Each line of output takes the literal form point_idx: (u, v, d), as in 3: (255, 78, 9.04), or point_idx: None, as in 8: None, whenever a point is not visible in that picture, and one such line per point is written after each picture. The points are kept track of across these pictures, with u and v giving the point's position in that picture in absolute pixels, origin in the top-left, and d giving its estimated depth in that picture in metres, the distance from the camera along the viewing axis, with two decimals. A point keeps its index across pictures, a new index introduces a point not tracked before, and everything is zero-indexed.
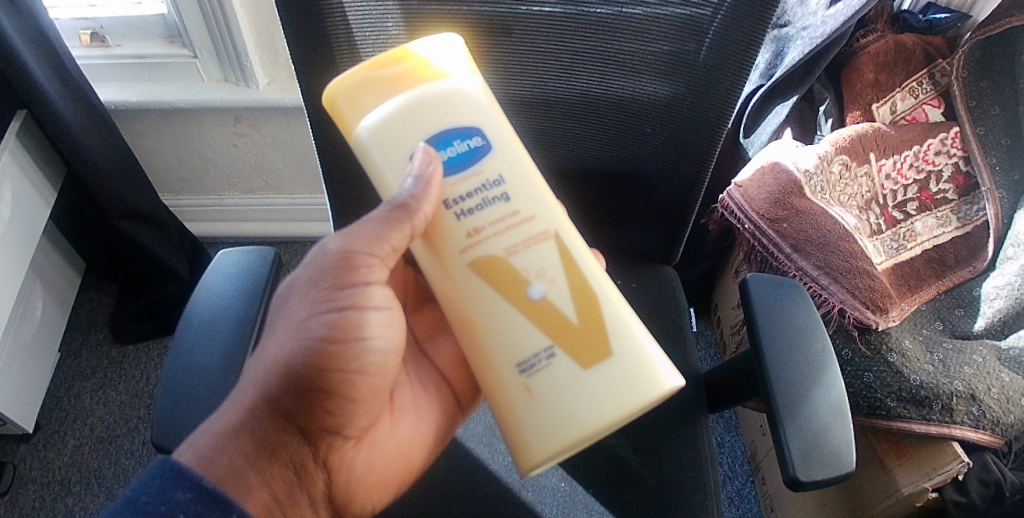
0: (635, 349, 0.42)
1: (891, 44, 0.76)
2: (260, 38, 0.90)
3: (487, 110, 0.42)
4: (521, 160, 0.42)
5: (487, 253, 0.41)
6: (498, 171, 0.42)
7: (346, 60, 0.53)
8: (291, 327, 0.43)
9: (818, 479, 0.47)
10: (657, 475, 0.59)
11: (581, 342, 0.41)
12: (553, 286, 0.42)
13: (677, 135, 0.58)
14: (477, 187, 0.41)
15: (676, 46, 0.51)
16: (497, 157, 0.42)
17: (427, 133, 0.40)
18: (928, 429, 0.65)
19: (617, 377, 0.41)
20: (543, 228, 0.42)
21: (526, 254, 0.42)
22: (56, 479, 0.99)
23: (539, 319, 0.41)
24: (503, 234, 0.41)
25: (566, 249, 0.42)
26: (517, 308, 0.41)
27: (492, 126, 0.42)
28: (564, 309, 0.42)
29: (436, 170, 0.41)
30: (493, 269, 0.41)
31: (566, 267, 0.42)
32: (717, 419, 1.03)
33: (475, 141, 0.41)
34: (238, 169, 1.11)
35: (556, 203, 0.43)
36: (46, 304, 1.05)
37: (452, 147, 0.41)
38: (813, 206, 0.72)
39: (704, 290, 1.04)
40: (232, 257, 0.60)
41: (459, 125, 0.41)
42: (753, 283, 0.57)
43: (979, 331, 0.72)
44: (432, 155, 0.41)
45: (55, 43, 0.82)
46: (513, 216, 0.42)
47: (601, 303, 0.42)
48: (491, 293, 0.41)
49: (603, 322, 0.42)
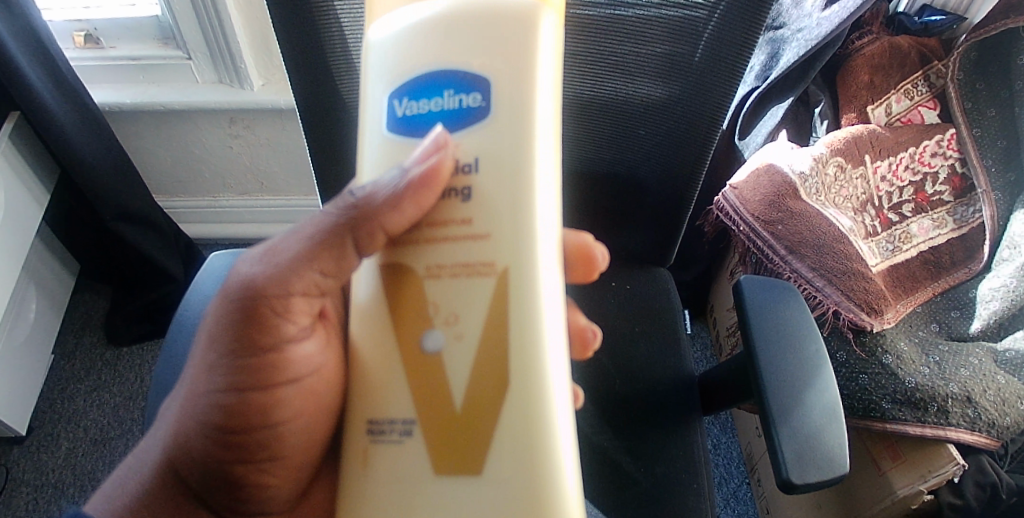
0: (517, 475, 0.33)
1: (886, 46, 0.76)
2: (254, 39, 0.90)
3: (511, 62, 0.35)
4: (513, 142, 0.35)
5: (410, 266, 0.36)
6: (474, 154, 0.35)
7: (337, 61, 0.53)
8: (193, 397, 0.39)
9: (811, 482, 0.47)
10: (651, 479, 0.59)
11: (455, 427, 0.34)
12: (457, 343, 0.34)
13: (672, 137, 0.57)
14: (438, 164, 0.36)
15: (671, 47, 0.51)
16: (484, 130, 0.35)
17: (423, 67, 0.36)
18: (923, 432, 0.65)
19: (468, 498, 0.33)
20: (487, 259, 0.35)
21: (450, 279, 0.35)
22: (50, 481, 0.99)
23: (423, 376, 0.35)
24: (435, 247, 0.36)
25: (497, 302, 0.34)
26: (406, 349, 0.35)
27: (502, 85, 0.35)
28: (456, 377, 0.34)
29: (410, 119, 0.36)
30: (406, 292, 0.36)
31: (484, 326, 0.34)
32: (713, 421, 1.03)
33: (472, 98, 0.35)
34: (233, 170, 1.11)
35: (524, 228, 0.35)
36: (40, 306, 1.04)
37: (437, 99, 0.36)
38: (808, 207, 0.72)
39: (700, 292, 1.04)
40: (226, 259, 0.59)
41: (460, 71, 0.35)
42: (746, 286, 0.56)
43: (975, 333, 0.72)
44: (415, 104, 0.36)
45: (47, 44, 0.82)
46: (461, 223, 0.35)
47: (513, 388, 0.33)
48: (390, 319, 0.36)
49: (493, 418, 0.33)
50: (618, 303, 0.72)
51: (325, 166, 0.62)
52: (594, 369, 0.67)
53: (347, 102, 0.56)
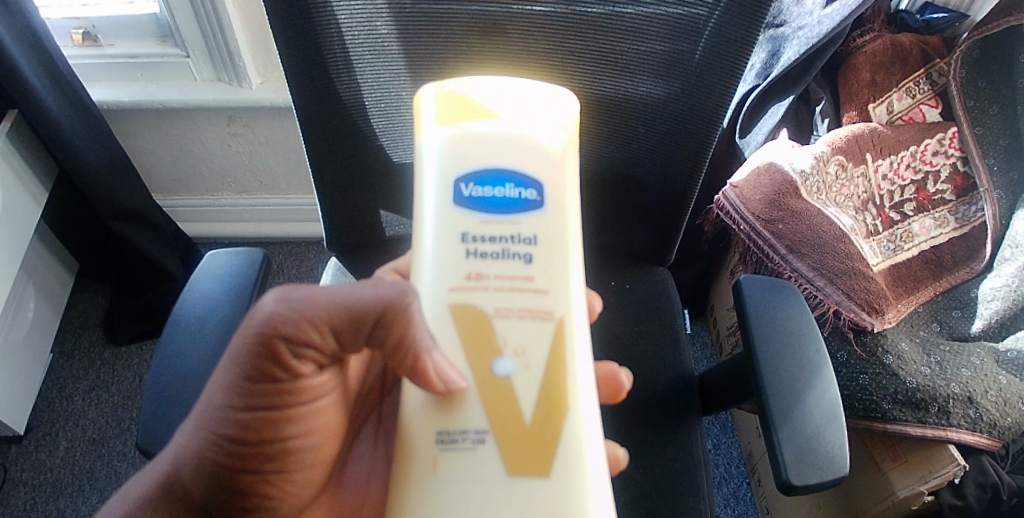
0: (576, 482, 0.37)
1: (888, 43, 0.75)
2: (252, 37, 0.89)
3: (555, 172, 0.43)
4: (561, 231, 0.42)
5: (476, 304, 0.39)
6: (534, 231, 0.41)
7: (335, 58, 0.53)
8: (207, 413, 0.38)
9: (812, 484, 0.47)
10: (649, 480, 0.58)
11: (525, 440, 0.37)
12: (526, 369, 0.38)
13: (671, 135, 0.57)
14: (503, 234, 0.41)
15: (672, 45, 0.51)
16: (537, 217, 0.41)
17: (487, 163, 0.42)
18: (924, 433, 0.64)
19: (539, 501, 0.36)
20: (547, 306, 0.40)
21: (515, 320, 0.39)
22: (48, 480, 0.99)
23: (492, 395, 0.38)
24: (501, 291, 0.40)
25: (557, 341, 0.39)
26: (476, 375, 0.38)
27: (551, 186, 0.42)
28: (523, 399, 0.38)
29: (473, 200, 0.41)
30: (476, 328, 0.39)
31: (549, 357, 0.39)
32: (714, 420, 1.03)
33: (529, 192, 0.42)
34: (231, 168, 1.10)
35: (571, 290, 0.41)
36: (38, 305, 1.04)
37: (501, 188, 0.41)
38: (809, 206, 0.72)
39: (700, 291, 1.04)
40: (221, 260, 0.59)
41: (519, 171, 0.42)
42: (746, 286, 0.56)
43: (975, 333, 0.71)
44: (478, 187, 0.41)
45: (44, 42, 0.81)
46: (524, 280, 0.40)
47: (568, 411, 0.39)
48: (457, 344, 0.39)
49: (555, 434, 0.38)
50: (618, 302, 0.71)
51: (323, 164, 0.62)
52: None
53: (344, 99, 0.56)
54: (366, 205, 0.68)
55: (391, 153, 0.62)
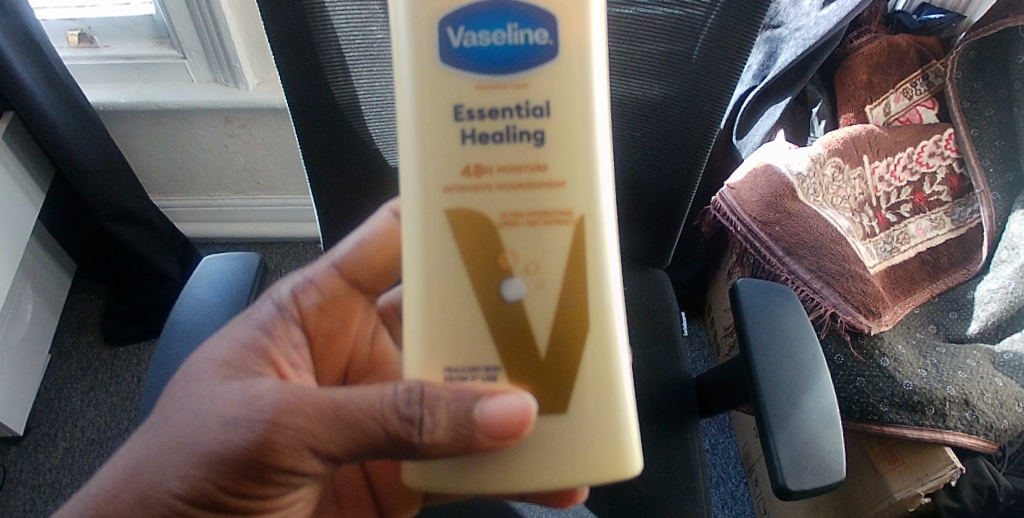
0: (602, 408, 0.35)
1: (885, 45, 0.75)
2: (249, 38, 0.89)
3: (569, 21, 0.34)
4: (582, 107, 0.34)
5: (482, 200, 0.34)
6: (543, 99, 0.34)
7: (330, 63, 0.54)
8: (147, 493, 0.37)
9: (808, 489, 0.46)
10: (647, 482, 0.58)
11: (540, 365, 0.35)
12: (539, 282, 0.35)
13: (668, 139, 0.57)
14: (506, 109, 0.34)
15: (670, 46, 0.51)
16: (546, 85, 0.34)
17: (480, 4, 0.33)
18: (921, 435, 0.64)
19: (558, 433, 0.34)
20: (563, 204, 0.34)
21: (524, 223, 0.34)
22: (46, 481, 0.99)
23: (501, 306, 0.35)
24: (508, 186, 0.34)
25: (579, 241, 0.35)
26: (481, 286, 0.35)
27: (568, 39, 0.34)
28: (535, 307, 0.35)
29: (465, 55, 0.34)
30: (479, 230, 0.34)
31: (563, 255, 0.35)
32: (711, 420, 1.03)
33: (532, 50, 0.34)
34: (229, 169, 1.11)
35: (594, 178, 0.35)
36: (36, 305, 1.04)
37: (497, 46, 0.33)
38: (805, 208, 0.71)
39: (697, 291, 1.03)
40: (217, 264, 0.59)
41: (523, 20, 0.33)
42: (742, 290, 0.56)
43: (973, 335, 0.71)
44: (472, 46, 0.33)
45: (40, 43, 0.81)
46: (533, 169, 0.34)
47: (589, 313, 0.35)
48: (461, 246, 0.35)
49: (580, 352, 0.35)
50: None
51: (319, 166, 0.62)
52: None
53: (339, 104, 0.57)
54: (363, 207, 0.68)
55: (387, 157, 0.63)
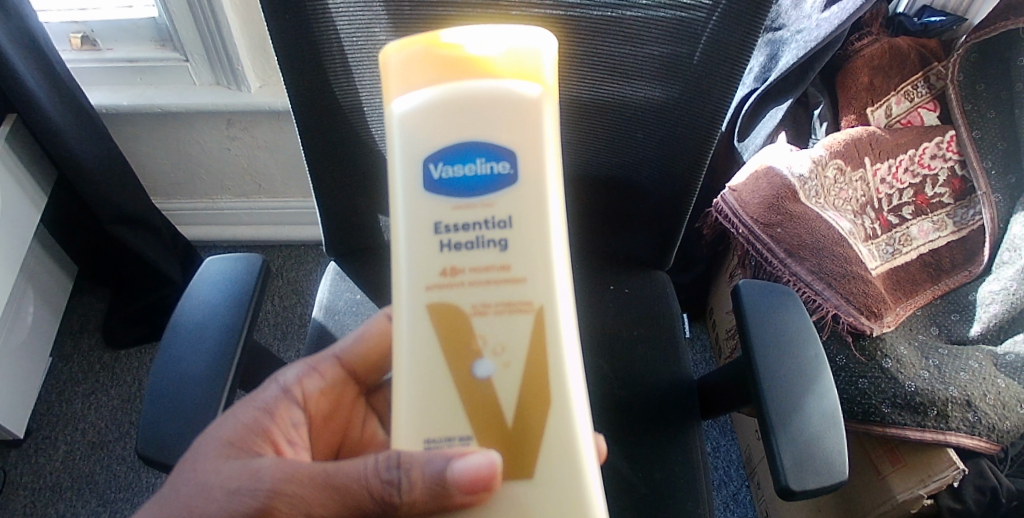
0: (565, 490, 0.34)
1: (886, 47, 0.75)
2: (252, 40, 0.89)
3: (535, 137, 0.35)
4: (545, 217, 0.36)
5: (454, 300, 0.35)
6: (508, 212, 0.35)
7: (333, 64, 0.54)
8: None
9: (810, 488, 0.46)
10: (650, 485, 0.58)
11: (508, 448, 0.34)
12: (507, 371, 0.35)
13: (669, 141, 0.57)
14: (475, 221, 0.35)
15: (671, 48, 0.51)
16: (513, 196, 0.35)
17: (454, 131, 0.35)
18: (923, 436, 0.64)
19: (524, 505, 0.34)
20: (526, 299, 0.35)
21: (492, 319, 0.35)
22: (47, 484, 0.99)
23: (472, 398, 0.35)
24: (478, 286, 0.35)
25: (541, 335, 0.35)
26: (454, 381, 0.35)
27: (531, 159, 0.35)
28: (504, 397, 0.35)
29: (441, 173, 0.35)
30: (451, 327, 0.35)
31: (530, 351, 0.35)
32: (713, 423, 1.03)
33: (503, 163, 0.35)
34: (231, 172, 1.11)
35: (558, 279, 0.36)
36: (38, 308, 1.04)
37: (470, 163, 0.35)
38: (808, 210, 0.71)
39: (699, 294, 1.04)
40: (219, 266, 0.59)
41: (492, 139, 0.35)
42: (745, 291, 0.56)
43: (974, 336, 0.71)
44: (446, 163, 0.35)
45: (43, 46, 0.81)
46: (500, 271, 0.35)
47: (554, 406, 0.35)
48: (435, 343, 0.35)
49: (543, 436, 0.34)
50: (619, 306, 0.71)
51: (322, 168, 0.62)
52: (592, 374, 0.66)
53: (344, 106, 0.57)
54: (365, 209, 0.68)
55: None
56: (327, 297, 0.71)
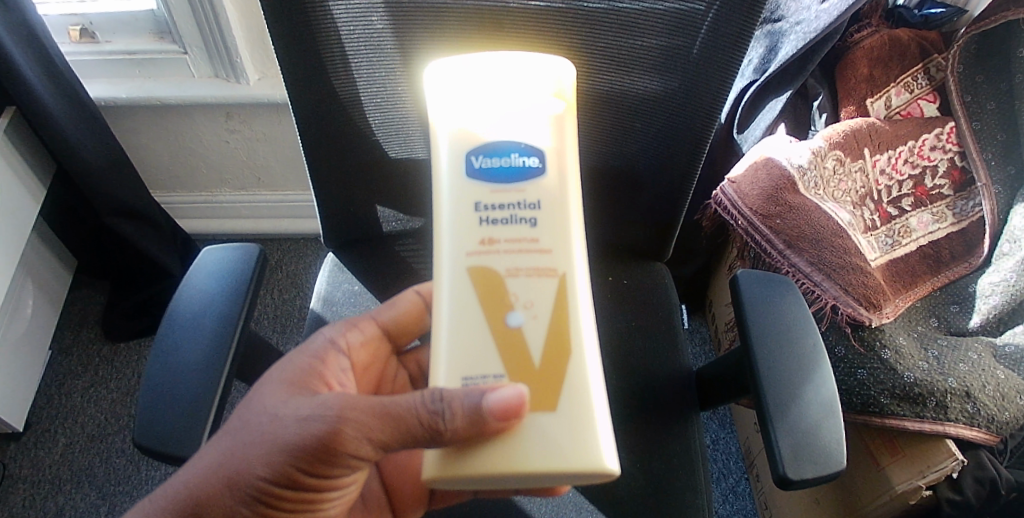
0: (582, 420, 0.38)
1: (886, 38, 0.75)
2: (250, 33, 0.89)
3: (558, 141, 0.43)
4: (565, 205, 0.42)
5: (492, 265, 0.40)
6: (537, 198, 0.42)
7: (328, 53, 0.54)
8: (236, 478, 0.39)
9: (808, 478, 0.46)
10: (649, 473, 0.58)
11: (534, 385, 0.38)
12: (535, 321, 0.40)
13: (667, 131, 0.57)
14: (510, 203, 0.41)
15: (668, 41, 0.51)
16: (541, 185, 0.42)
17: (495, 133, 0.42)
18: (922, 427, 0.65)
19: (547, 431, 0.37)
20: (551, 265, 0.41)
21: (522, 279, 0.40)
22: (46, 477, 0.99)
23: (505, 342, 0.39)
24: (511, 253, 0.40)
25: (564, 295, 0.40)
26: (490, 329, 0.39)
27: (555, 157, 0.42)
28: (532, 343, 0.39)
29: (482, 166, 0.41)
30: (487, 286, 0.40)
31: (555, 306, 0.40)
32: (712, 416, 1.03)
33: (533, 159, 0.42)
34: (229, 165, 1.11)
35: (577, 252, 0.42)
36: (37, 301, 1.04)
37: (507, 156, 0.41)
38: (806, 201, 0.71)
39: (698, 286, 1.03)
40: (217, 255, 0.59)
41: (524, 140, 0.42)
42: (743, 282, 0.56)
43: (974, 328, 0.71)
44: (487, 157, 0.41)
45: (41, 37, 0.81)
46: (530, 242, 0.41)
47: (573, 353, 0.40)
48: (474, 299, 0.40)
49: (565, 375, 0.39)
50: (617, 296, 0.71)
51: (320, 158, 0.62)
52: None
53: (341, 97, 0.57)
54: (363, 199, 0.67)
55: (386, 148, 0.62)
56: (326, 288, 0.71)
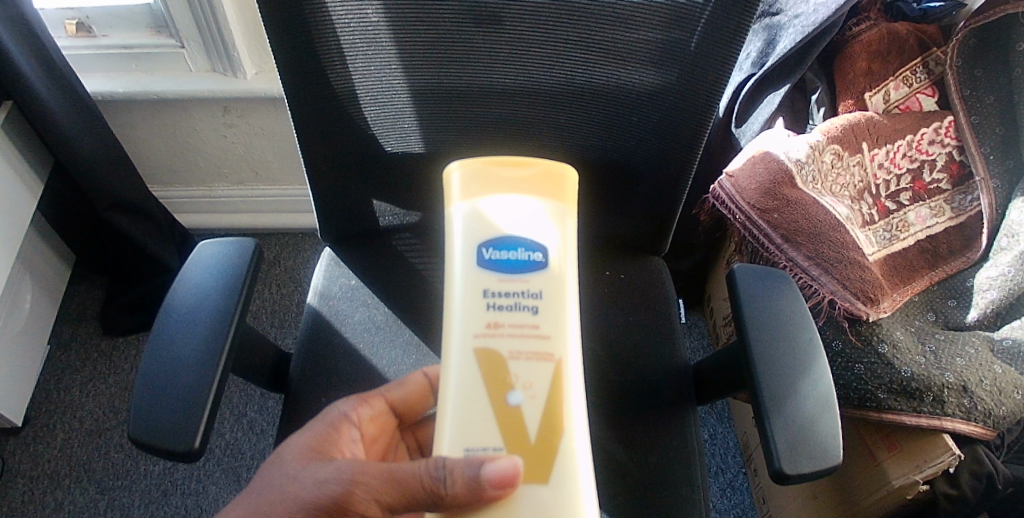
0: (572, 501, 0.37)
1: (884, 32, 0.75)
2: (247, 27, 0.89)
3: (563, 238, 0.42)
4: (568, 297, 0.41)
5: (496, 348, 0.39)
6: (541, 287, 0.40)
7: (322, 45, 0.53)
8: None
9: (805, 473, 0.46)
10: (646, 468, 0.58)
11: (529, 465, 0.37)
12: (534, 403, 0.38)
13: (664, 124, 0.57)
14: (516, 290, 0.40)
15: (666, 34, 0.50)
16: (546, 275, 0.41)
17: (505, 225, 0.41)
18: (918, 422, 0.64)
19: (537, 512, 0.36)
20: (552, 351, 0.39)
21: (525, 364, 0.39)
22: (45, 472, 0.99)
23: (504, 424, 0.38)
24: (516, 338, 0.39)
25: (563, 381, 0.39)
26: (490, 409, 0.38)
27: (560, 251, 0.42)
28: (531, 425, 0.38)
29: (490, 255, 0.40)
30: (491, 368, 0.39)
31: (554, 390, 0.39)
32: (710, 410, 1.03)
33: (538, 252, 0.41)
34: (227, 159, 1.11)
35: (576, 340, 0.41)
36: (35, 295, 1.04)
37: (514, 248, 0.40)
38: (804, 196, 0.71)
39: (696, 281, 1.03)
40: (213, 250, 0.59)
41: (532, 233, 0.41)
42: (740, 276, 0.56)
43: (971, 323, 0.71)
44: (495, 247, 0.40)
45: (38, 32, 0.81)
46: (534, 329, 0.39)
47: (570, 437, 0.39)
48: (477, 381, 0.38)
49: (559, 458, 0.38)
50: (614, 291, 0.71)
51: (316, 152, 0.61)
52: (589, 360, 0.66)
53: (336, 90, 0.56)
54: (359, 193, 0.67)
55: (382, 142, 0.62)
56: (322, 283, 0.71)
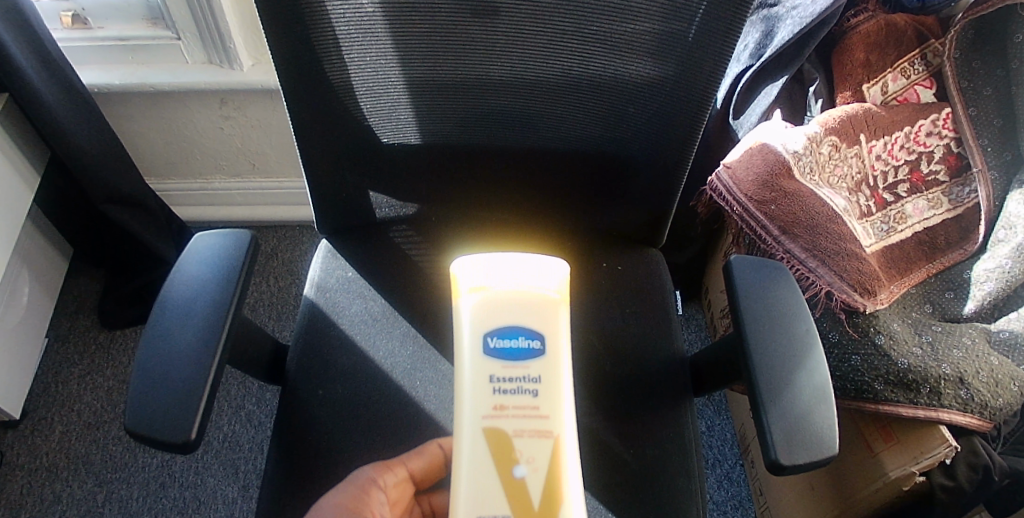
0: None
1: (882, 24, 0.74)
2: (243, 18, 0.89)
3: (560, 327, 0.45)
4: (566, 381, 0.44)
5: (501, 428, 0.42)
6: (540, 372, 0.43)
7: (318, 34, 0.52)
8: None
9: (801, 463, 0.46)
10: (642, 460, 0.58)
11: None
12: (536, 474, 0.41)
13: (661, 113, 0.57)
14: (518, 375, 0.43)
15: (663, 26, 0.50)
16: (545, 361, 0.44)
17: (507, 316, 0.44)
18: (915, 413, 0.65)
19: None
20: (551, 429, 0.42)
21: (527, 441, 0.42)
22: (44, 464, 0.99)
23: (511, 497, 0.40)
24: (518, 418, 0.42)
25: (562, 456, 0.42)
26: (498, 484, 0.41)
27: (558, 338, 0.44)
28: (534, 496, 0.41)
29: (494, 343, 0.43)
30: (496, 445, 0.41)
31: (554, 462, 0.42)
32: (707, 402, 1.03)
33: (537, 339, 0.44)
34: (223, 152, 1.10)
35: (573, 418, 0.43)
36: (32, 288, 1.04)
37: (515, 338, 0.43)
38: (801, 187, 0.71)
39: (693, 273, 1.03)
40: (210, 242, 0.59)
41: (532, 323, 0.44)
42: (736, 266, 0.56)
43: (969, 314, 0.71)
44: (500, 337, 0.43)
45: (34, 24, 0.80)
46: (535, 410, 0.42)
47: (570, 510, 0.41)
48: (485, 457, 0.41)
49: None
50: (612, 282, 0.71)
51: (312, 143, 0.61)
52: (586, 351, 0.65)
53: (332, 81, 0.56)
54: (355, 184, 0.67)
55: (378, 133, 0.61)
56: (319, 274, 0.71)
